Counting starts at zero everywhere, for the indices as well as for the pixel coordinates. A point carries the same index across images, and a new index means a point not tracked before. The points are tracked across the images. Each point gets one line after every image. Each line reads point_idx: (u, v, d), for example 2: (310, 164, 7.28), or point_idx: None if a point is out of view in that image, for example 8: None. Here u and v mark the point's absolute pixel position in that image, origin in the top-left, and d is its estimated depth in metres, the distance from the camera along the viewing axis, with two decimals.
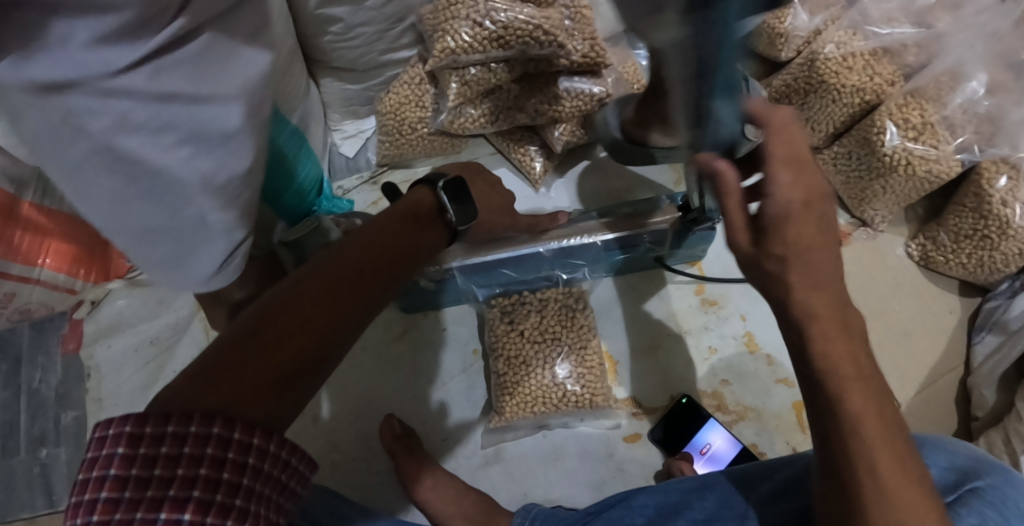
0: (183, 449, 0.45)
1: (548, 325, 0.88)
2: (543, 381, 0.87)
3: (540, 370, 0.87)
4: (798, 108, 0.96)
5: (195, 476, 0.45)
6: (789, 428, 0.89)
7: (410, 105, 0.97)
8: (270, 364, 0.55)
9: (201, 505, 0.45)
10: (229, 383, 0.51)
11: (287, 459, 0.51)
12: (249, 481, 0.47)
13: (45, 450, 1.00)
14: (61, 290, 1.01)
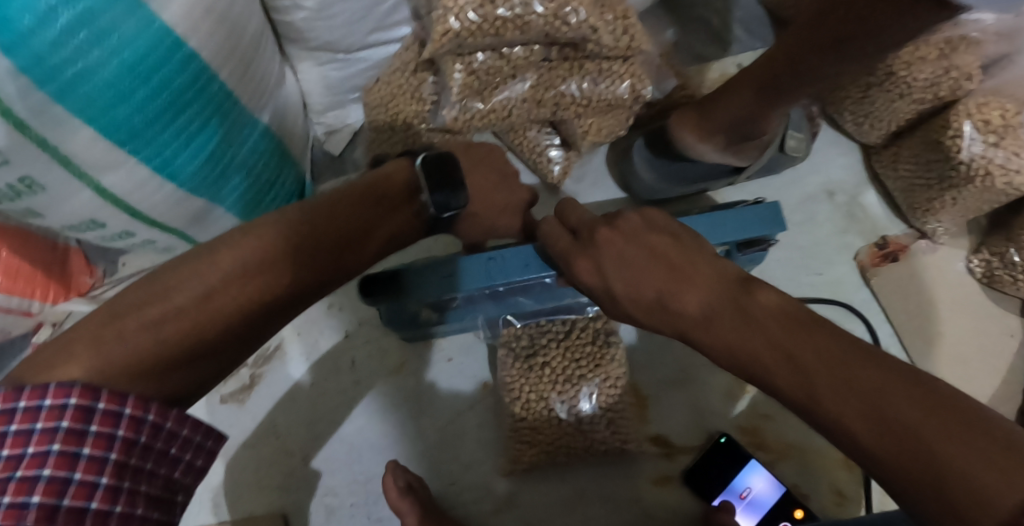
0: (64, 428, 0.43)
1: (571, 362, 0.74)
2: (568, 428, 0.75)
3: (564, 415, 0.75)
4: (858, 101, 0.83)
5: (68, 478, 0.43)
6: (835, 468, 0.81)
7: (403, 97, 0.82)
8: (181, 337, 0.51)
9: (83, 486, 0.44)
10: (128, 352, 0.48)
11: (185, 435, 0.51)
12: (135, 460, 0.47)
13: None
14: (15, 313, 0.87)
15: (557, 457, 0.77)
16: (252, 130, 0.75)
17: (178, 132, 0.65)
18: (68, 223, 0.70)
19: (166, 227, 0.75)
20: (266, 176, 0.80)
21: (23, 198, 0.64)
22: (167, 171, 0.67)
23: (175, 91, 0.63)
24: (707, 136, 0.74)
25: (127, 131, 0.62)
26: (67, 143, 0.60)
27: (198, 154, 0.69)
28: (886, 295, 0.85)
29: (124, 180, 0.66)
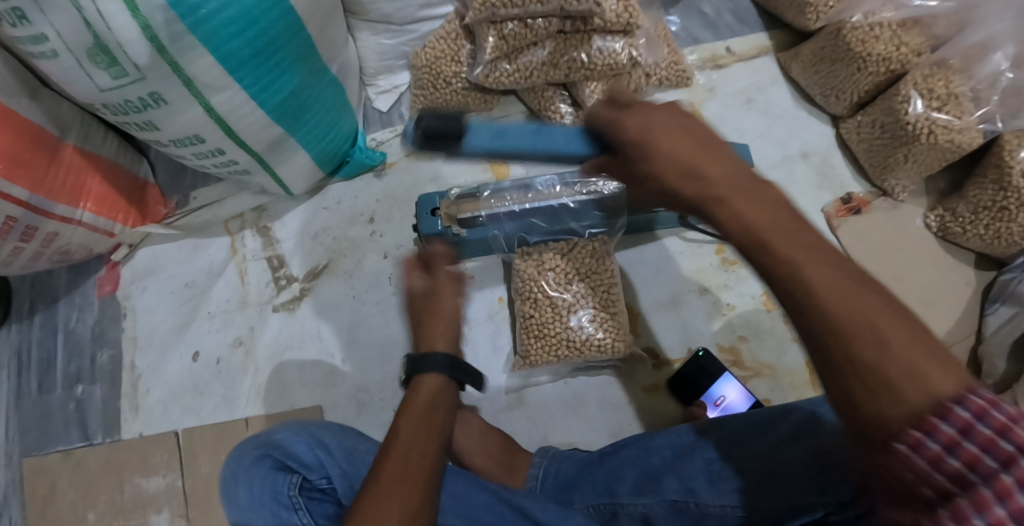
0: None
1: (577, 277, 0.91)
2: (567, 327, 0.90)
3: (564, 316, 0.90)
4: (826, 76, 0.98)
5: None
6: (802, 385, 0.92)
7: (446, 59, 0.98)
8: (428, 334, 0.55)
9: None
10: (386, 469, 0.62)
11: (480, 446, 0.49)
12: None
13: (80, 387, 1.08)
14: (100, 233, 1.05)
15: (558, 354, 0.90)
16: (322, 79, 0.93)
17: (272, 67, 0.84)
18: (175, 136, 0.87)
19: (250, 149, 0.91)
20: (331, 120, 0.97)
21: (148, 110, 0.82)
22: (259, 99, 0.85)
23: (277, 33, 0.81)
24: None
25: (237, 60, 0.80)
26: (193, 67, 0.77)
27: (285, 90, 0.87)
28: (852, 241, 0.98)
29: (227, 101, 0.83)
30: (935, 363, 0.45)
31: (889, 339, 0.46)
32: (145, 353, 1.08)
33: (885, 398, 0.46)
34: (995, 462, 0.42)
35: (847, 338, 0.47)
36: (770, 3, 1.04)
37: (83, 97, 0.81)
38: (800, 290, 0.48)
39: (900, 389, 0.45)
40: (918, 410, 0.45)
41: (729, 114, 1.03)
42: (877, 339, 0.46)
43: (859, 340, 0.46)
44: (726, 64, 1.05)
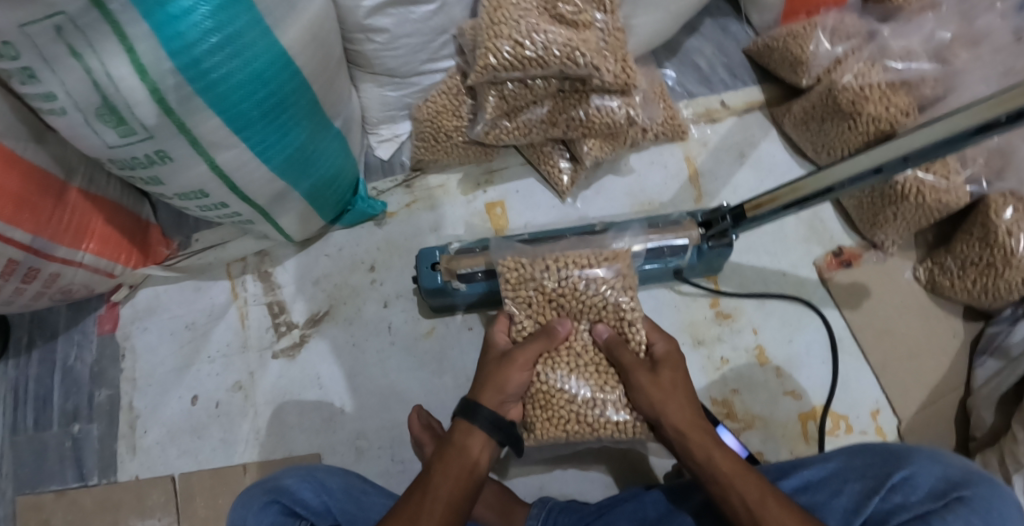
0: None
1: (563, 349, 0.84)
2: (577, 395, 0.82)
3: (574, 382, 0.83)
4: (816, 132, 1.00)
5: None
6: (794, 437, 0.94)
7: (447, 114, 0.99)
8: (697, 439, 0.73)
9: None
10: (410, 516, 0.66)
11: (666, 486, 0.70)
12: None
13: (77, 426, 1.10)
14: (101, 273, 1.08)
15: (566, 431, 0.83)
16: (326, 134, 0.95)
17: (276, 127, 0.85)
18: (181, 190, 0.89)
19: (253, 202, 0.93)
20: (333, 173, 0.99)
21: (154, 166, 0.84)
22: (263, 156, 0.87)
23: (282, 95, 0.83)
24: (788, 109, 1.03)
25: (243, 121, 0.81)
26: (199, 127, 0.79)
27: (291, 148, 0.89)
28: (842, 296, 0.99)
29: (232, 159, 0.85)
30: None
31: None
32: (143, 394, 1.09)
33: None
34: None
35: None
36: (763, 59, 1.07)
37: (91, 152, 0.83)
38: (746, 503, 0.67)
39: None
40: None
41: (723, 167, 1.04)
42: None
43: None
44: (720, 117, 1.07)
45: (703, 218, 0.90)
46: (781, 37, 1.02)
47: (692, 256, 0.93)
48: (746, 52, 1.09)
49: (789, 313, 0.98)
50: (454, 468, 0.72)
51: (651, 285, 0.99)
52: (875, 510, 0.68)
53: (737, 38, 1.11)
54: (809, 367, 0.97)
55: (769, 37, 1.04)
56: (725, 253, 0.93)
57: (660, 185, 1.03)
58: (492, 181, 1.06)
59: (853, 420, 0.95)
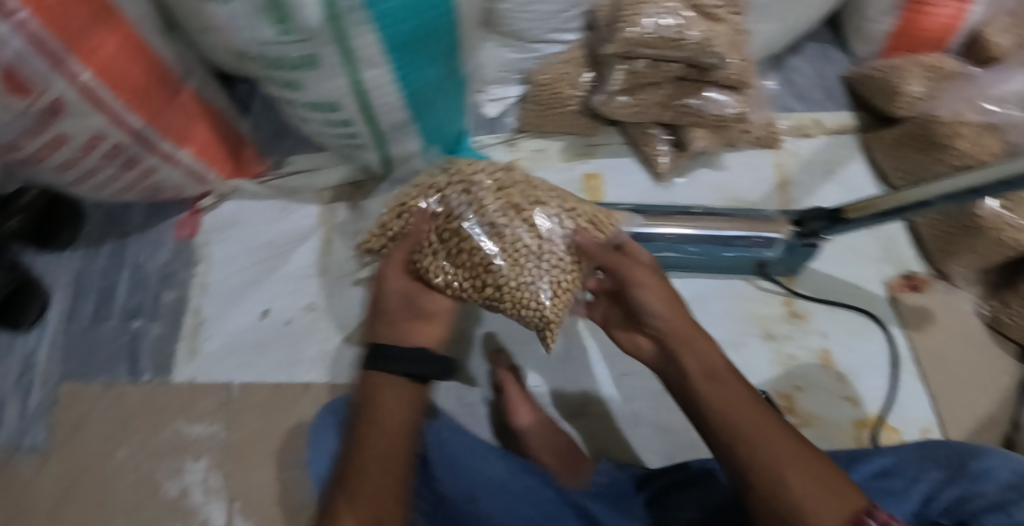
0: None
1: (452, 258, 0.75)
2: (542, 269, 0.73)
3: (539, 258, 0.73)
4: (905, 161, 1.06)
5: None
6: (847, 440, 0.97)
7: (565, 83, 1.05)
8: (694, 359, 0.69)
9: None
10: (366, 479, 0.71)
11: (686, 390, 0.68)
12: None
13: (138, 323, 1.11)
14: (195, 178, 1.10)
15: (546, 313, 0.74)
16: (455, 78, 0.98)
17: (420, 57, 0.89)
18: (315, 100, 0.92)
19: (376, 125, 0.97)
20: (448, 116, 1.03)
21: (299, 70, 0.87)
22: (400, 82, 0.91)
23: (436, 30, 0.86)
24: (880, 136, 1.09)
25: (394, 44, 0.85)
26: (356, 40, 0.83)
27: (424, 82, 0.94)
28: (906, 315, 1.04)
29: (376, 78, 0.89)
30: (818, 484, 0.59)
31: (779, 458, 0.61)
32: (212, 300, 1.10)
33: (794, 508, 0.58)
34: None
35: (779, 467, 0.60)
36: (860, 87, 1.13)
37: (242, 42, 0.85)
38: (732, 423, 0.64)
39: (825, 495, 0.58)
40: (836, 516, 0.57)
41: (812, 179, 1.09)
42: (773, 464, 0.61)
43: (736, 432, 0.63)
44: (813, 134, 1.12)
45: (796, 216, 0.94)
46: (884, 69, 1.09)
47: (779, 251, 0.97)
48: (845, 79, 1.16)
49: (856, 325, 1.02)
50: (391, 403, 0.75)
51: (734, 275, 1.03)
52: (953, 496, 0.72)
53: (836, 65, 1.18)
54: (869, 377, 1.00)
55: (872, 67, 1.11)
56: (811, 255, 0.98)
57: (750, 183, 1.08)
58: (593, 154, 1.10)
59: (904, 434, 0.98)
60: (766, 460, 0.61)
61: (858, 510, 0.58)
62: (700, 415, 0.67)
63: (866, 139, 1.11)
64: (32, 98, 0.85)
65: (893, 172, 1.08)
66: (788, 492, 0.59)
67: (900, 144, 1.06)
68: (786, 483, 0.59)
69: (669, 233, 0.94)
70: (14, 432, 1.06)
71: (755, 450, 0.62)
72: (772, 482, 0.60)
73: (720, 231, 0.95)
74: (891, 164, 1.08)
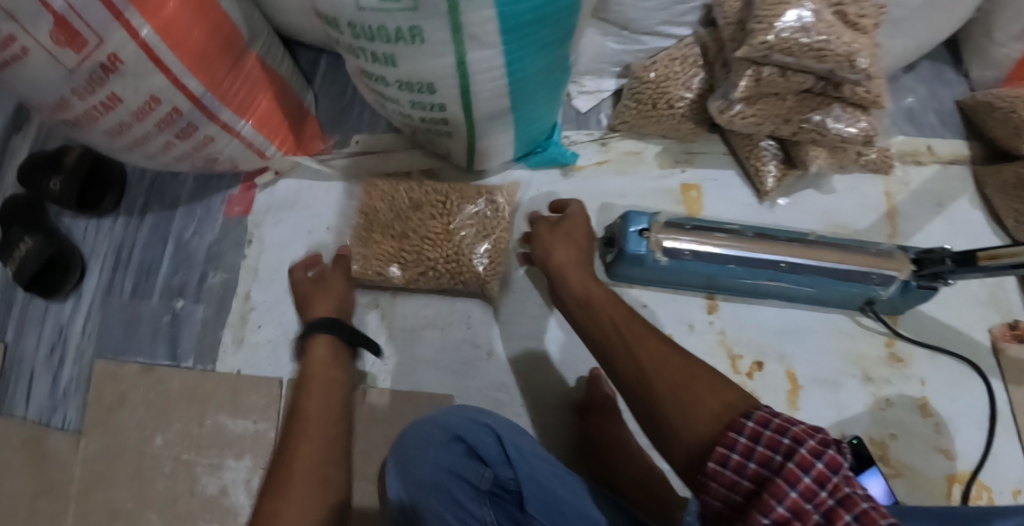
0: None
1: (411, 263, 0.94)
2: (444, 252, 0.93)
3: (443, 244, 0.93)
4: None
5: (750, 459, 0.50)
6: (938, 496, 0.91)
7: (674, 83, 0.96)
8: (614, 316, 0.71)
9: None
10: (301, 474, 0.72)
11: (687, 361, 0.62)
12: None
13: (180, 302, 1.04)
14: (253, 151, 1.01)
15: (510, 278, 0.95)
16: (560, 67, 0.88)
17: (535, 40, 0.79)
18: (407, 79, 0.82)
19: (471, 113, 0.86)
20: (545, 108, 0.93)
21: (398, 43, 0.76)
22: (509, 67, 0.81)
23: (560, 10, 0.76)
24: (998, 171, 1.00)
25: (515, 22, 0.75)
26: (472, 15, 0.73)
27: (532, 68, 0.83)
28: (1010, 370, 0.96)
29: (484, 59, 0.78)
30: (707, 397, 0.57)
31: (698, 380, 0.59)
32: (264, 287, 1.03)
33: (674, 417, 0.58)
34: (823, 467, 0.45)
35: (654, 390, 0.61)
36: (977, 114, 1.04)
37: (332, 9, 0.74)
38: (639, 361, 0.64)
39: (681, 409, 0.58)
40: (694, 421, 0.56)
41: (919, 211, 1.02)
42: (681, 375, 0.60)
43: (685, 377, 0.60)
44: (925, 161, 1.05)
45: (916, 255, 0.88)
46: (1005, 99, 0.99)
47: (895, 290, 0.90)
48: (960, 103, 1.07)
49: (957, 374, 0.96)
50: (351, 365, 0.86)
51: (834, 309, 0.97)
52: None
53: (950, 87, 1.09)
54: (966, 430, 0.94)
55: (991, 95, 1.00)
56: (927, 297, 0.91)
57: (857, 210, 1.01)
58: (691, 163, 1.01)
59: (996, 494, 0.91)
60: (659, 387, 0.61)
61: (742, 400, 0.56)
62: (618, 373, 0.67)
63: (982, 174, 1.03)
64: (86, 52, 0.76)
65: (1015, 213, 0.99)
66: (668, 415, 0.58)
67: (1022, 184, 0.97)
68: (690, 404, 0.57)
69: (783, 260, 0.88)
70: (45, 405, 1.03)
71: (653, 379, 0.61)
72: (676, 402, 0.58)
73: (834, 263, 0.88)
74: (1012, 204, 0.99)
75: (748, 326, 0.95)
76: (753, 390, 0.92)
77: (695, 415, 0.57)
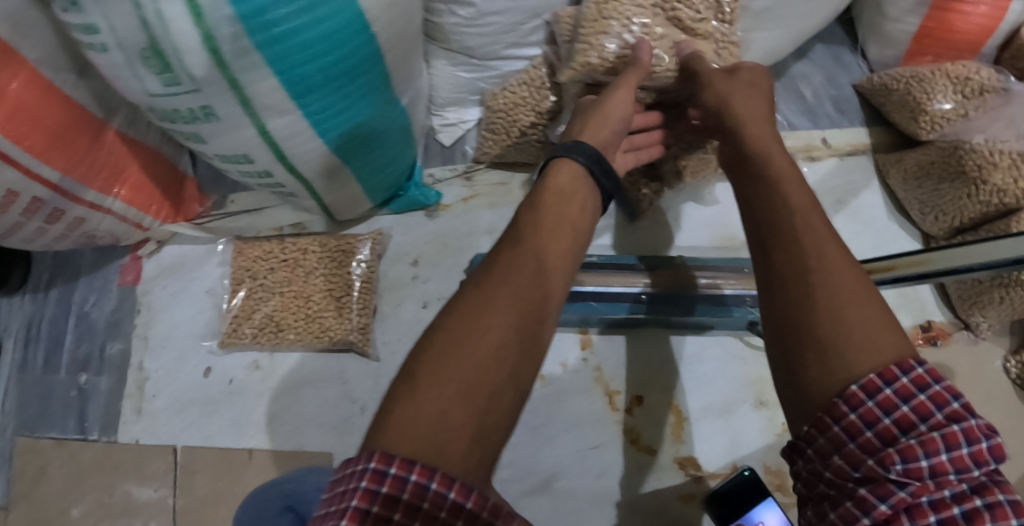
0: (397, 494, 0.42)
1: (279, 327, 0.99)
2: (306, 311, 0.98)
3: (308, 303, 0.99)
4: (928, 192, 0.90)
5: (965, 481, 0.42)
6: None
7: (524, 108, 0.93)
8: (788, 176, 0.60)
9: (418, 487, 0.43)
10: (461, 361, 0.49)
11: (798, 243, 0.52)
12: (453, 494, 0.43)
13: (85, 376, 1.05)
14: (129, 223, 1.02)
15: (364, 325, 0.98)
16: (389, 113, 0.86)
17: (340, 98, 0.76)
18: (226, 152, 0.80)
19: (301, 174, 0.85)
20: (389, 154, 0.91)
21: (197, 122, 0.75)
22: (319, 127, 0.78)
23: (355, 63, 0.73)
24: (900, 160, 0.93)
25: (305, 86, 0.72)
26: (255, 87, 0.70)
27: (348, 125, 0.81)
28: None
29: (285, 126, 0.76)
30: (875, 324, 0.48)
31: (853, 295, 0.49)
32: (156, 355, 1.04)
33: (835, 342, 0.47)
34: (988, 452, 0.43)
35: (813, 284, 0.50)
36: (877, 98, 0.96)
37: (131, 96, 0.74)
38: (791, 222, 0.54)
39: (846, 340, 0.47)
40: (871, 359, 0.46)
41: (817, 213, 0.94)
42: (807, 283, 0.50)
43: (798, 278, 0.51)
44: (820, 156, 0.97)
45: None
46: (902, 78, 0.91)
47: None
48: (858, 87, 0.98)
49: None
50: (552, 219, 0.62)
51: (719, 332, 0.92)
52: None
53: (850, 71, 1.00)
54: None
55: (889, 75, 0.93)
56: None
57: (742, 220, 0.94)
58: None
59: None
60: (814, 261, 0.51)
61: (894, 353, 0.46)
62: (761, 220, 0.57)
63: (884, 166, 0.95)
64: None
65: (917, 207, 0.92)
66: (811, 302, 0.49)
67: (925, 174, 0.90)
68: (837, 337, 0.47)
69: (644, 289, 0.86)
70: None
71: (807, 255, 0.51)
72: (807, 311, 0.49)
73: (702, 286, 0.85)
74: (915, 197, 0.92)
75: (625, 361, 0.91)
76: (634, 426, 0.88)
77: (847, 354, 0.47)
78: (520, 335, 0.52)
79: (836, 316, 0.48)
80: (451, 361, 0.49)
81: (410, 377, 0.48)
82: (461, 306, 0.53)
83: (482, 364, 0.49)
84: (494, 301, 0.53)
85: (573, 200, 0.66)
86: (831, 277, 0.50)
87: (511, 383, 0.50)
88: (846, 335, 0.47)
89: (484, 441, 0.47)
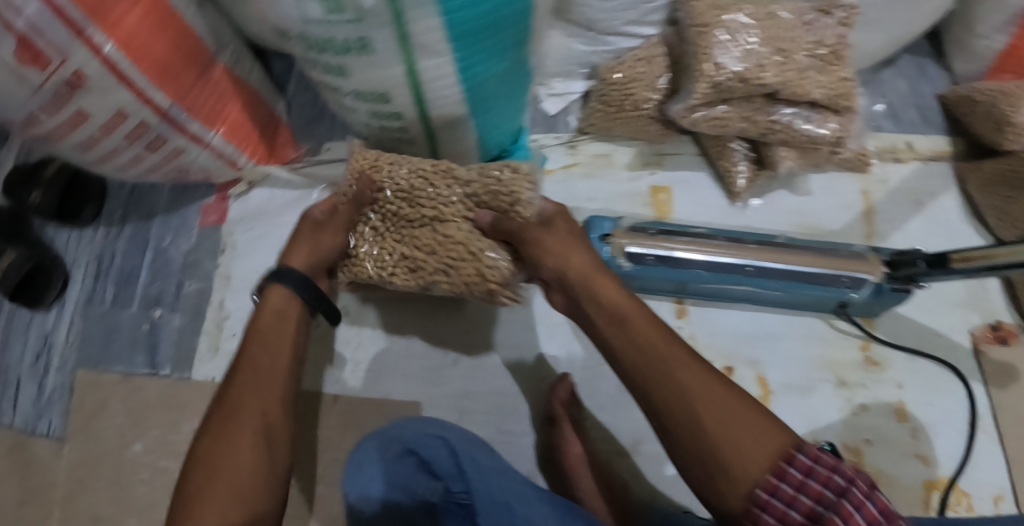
0: None
1: None
2: None
3: None
4: (1006, 199, 0.94)
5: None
6: (914, 504, 0.89)
7: (641, 84, 0.94)
8: (631, 335, 0.69)
9: None
10: (229, 461, 0.63)
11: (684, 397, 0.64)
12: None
13: (158, 311, 1.03)
14: (224, 160, 1.01)
15: None
16: (519, 71, 0.87)
17: (488, 47, 0.78)
18: (361, 87, 0.82)
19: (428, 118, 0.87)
20: (503, 114, 0.92)
21: (348, 54, 0.76)
22: (463, 73, 0.80)
23: (509, 14, 0.74)
24: (981, 168, 0.97)
25: (462, 31, 0.73)
26: (417, 24, 0.72)
27: (483, 77, 0.82)
28: (991, 372, 0.95)
29: (434, 68, 0.78)
30: (754, 430, 0.60)
31: (701, 406, 0.62)
32: (236, 295, 1.03)
33: (724, 456, 0.59)
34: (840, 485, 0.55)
35: (695, 413, 0.62)
36: (960, 110, 1.01)
37: (282, 20, 0.74)
38: (664, 377, 0.65)
39: (724, 447, 0.59)
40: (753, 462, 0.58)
41: (899, 212, 0.99)
42: (707, 419, 0.61)
43: (687, 413, 0.62)
44: (904, 159, 1.02)
45: (889, 257, 0.85)
46: (988, 91, 0.95)
47: (867, 293, 0.88)
48: (943, 99, 1.04)
49: (934, 377, 0.94)
50: (272, 326, 0.74)
51: (808, 313, 0.96)
52: None
53: (933, 83, 1.06)
54: (944, 436, 0.92)
55: (974, 88, 0.97)
56: (901, 300, 0.89)
57: (830, 210, 0.99)
58: (662, 164, 1.02)
59: (975, 500, 0.90)
60: (700, 408, 0.62)
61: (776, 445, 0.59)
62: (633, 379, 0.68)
63: (965, 173, 1.00)
64: (50, 70, 0.73)
65: (996, 212, 0.96)
66: (701, 436, 0.61)
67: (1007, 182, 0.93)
68: (721, 452, 0.59)
69: (750, 264, 0.86)
70: (31, 413, 1.00)
71: (675, 402, 0.63)
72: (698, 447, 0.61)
73: (802, 267, 0.86)
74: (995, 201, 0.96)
75: (717, 332, 0.95)
76: None
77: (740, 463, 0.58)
78: (266, 435, 0.66)
79: (710, 429, 0.61)
80: (222, 461, 0.63)
81: (195, 499, 0.61)
82: (218, 426, 0.66)
83: (249, 459, 0.64)
84: (235, 418, 0.66)
85: (291, 317, 0.75)
86: (697, 416, 0.62)
87: (264, 475, 0.64)
88: (714, 446, 0.60)
89: (254, 499, 0.62)
